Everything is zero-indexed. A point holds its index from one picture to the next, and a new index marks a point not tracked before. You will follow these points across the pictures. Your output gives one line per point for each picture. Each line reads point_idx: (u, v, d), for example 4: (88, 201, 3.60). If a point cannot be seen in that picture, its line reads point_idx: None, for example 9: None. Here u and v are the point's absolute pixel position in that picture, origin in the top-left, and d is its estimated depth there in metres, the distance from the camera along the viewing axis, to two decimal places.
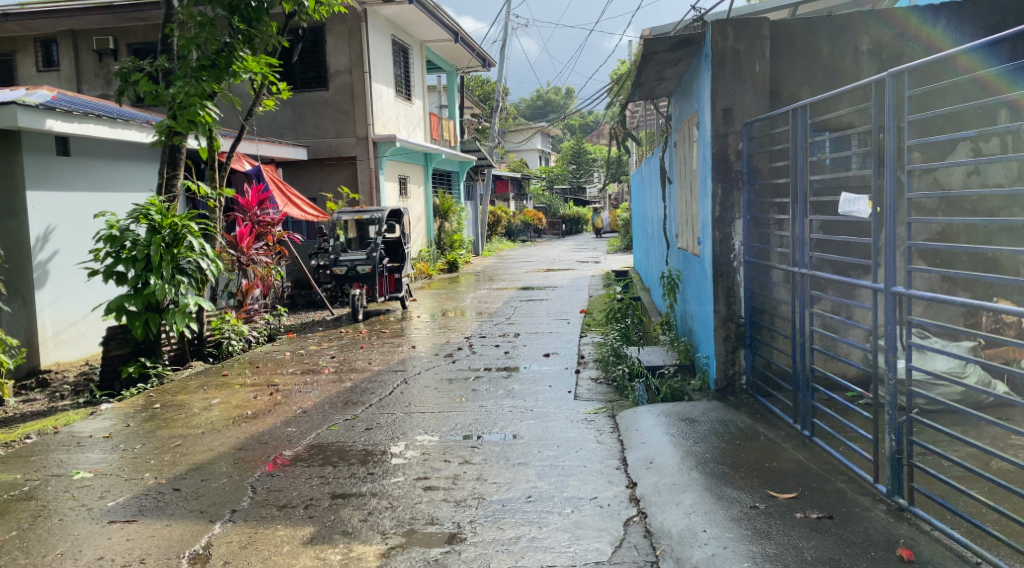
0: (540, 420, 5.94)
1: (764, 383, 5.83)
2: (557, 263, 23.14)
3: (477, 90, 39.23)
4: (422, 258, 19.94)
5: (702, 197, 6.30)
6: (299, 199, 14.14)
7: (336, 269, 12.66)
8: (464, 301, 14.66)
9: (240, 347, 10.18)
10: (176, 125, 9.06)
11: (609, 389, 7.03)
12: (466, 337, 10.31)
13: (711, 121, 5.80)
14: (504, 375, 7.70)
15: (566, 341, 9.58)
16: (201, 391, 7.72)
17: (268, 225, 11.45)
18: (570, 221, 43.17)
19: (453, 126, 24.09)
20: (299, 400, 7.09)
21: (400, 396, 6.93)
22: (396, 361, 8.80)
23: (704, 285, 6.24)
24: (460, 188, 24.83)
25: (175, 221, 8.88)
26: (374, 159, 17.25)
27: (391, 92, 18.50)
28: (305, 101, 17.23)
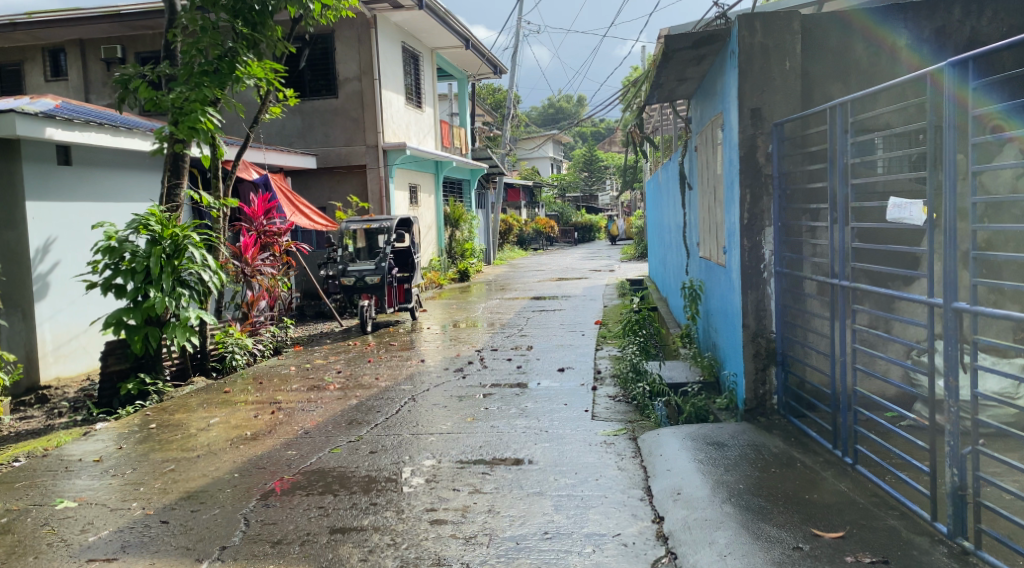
0: (557, 443, 5.56)
1: (797, 404, 5.44)
2: (570, 271, 22.78)
3: (488, 98, 38.99)
4: (433, 267, 19.62)
5: (728, 203, 5.91)
6: (307, 208, 13.84)
7: (344, 280, 12.33)
8: (475, 312, 14.31)
9: (244, 361, 9.84)
10: (178, 134, 8.76)
11: (629, 407, 6.64)
12: (477, 350, 9.96)
13: (738, 122, 5.42)
14: (519, 392, 7.32)
15: (581, 355, 9.20)
16: (201, 409, 7.39)
17: (274, 235, 11.12)
18: (582, 229, 42.82)
19: (464, 134, 23.80)
20: (301, 419, 6.75)
21: (407, 415, 6.57)
22: (404, 376, 8.44)
23: (731, 298, 5.85)
24: (471, 197, 24.52)
25: (175, 231, 8.57)
26: (384, 167, 16.94)
27: (401, 100, 18.23)
28: (315, 109, 16.98)
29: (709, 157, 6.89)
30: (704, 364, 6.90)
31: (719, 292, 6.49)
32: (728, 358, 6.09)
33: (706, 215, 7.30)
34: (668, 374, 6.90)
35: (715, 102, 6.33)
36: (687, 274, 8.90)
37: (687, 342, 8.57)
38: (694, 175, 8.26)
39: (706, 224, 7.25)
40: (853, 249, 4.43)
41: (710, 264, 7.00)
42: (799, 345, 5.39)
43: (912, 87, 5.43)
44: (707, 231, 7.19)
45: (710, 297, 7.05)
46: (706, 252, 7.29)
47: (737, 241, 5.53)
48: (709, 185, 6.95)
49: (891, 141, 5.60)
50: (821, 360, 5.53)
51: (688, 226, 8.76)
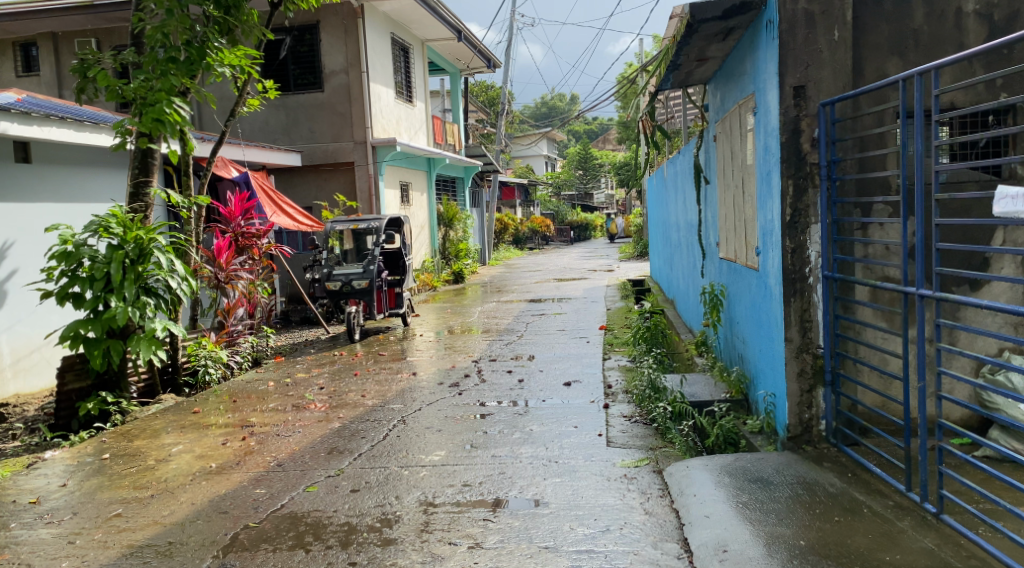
0: (569, 478, 4.78)
1: (849, 430, 4.69)
2: (567, 272, 21.98)
3: (482, 96, 38.24)
4: (426, 269, 18.80)
5: (764, 197, 5.13)
6: (290, 208, 13.04)
7: (329, 284, 11.50)
8: (471, 316, 13.53)
9: (218, 376, 9.02)
10: (141, 126, 7.89)
11: (648, 429, 5.87)
12: (474, 360, 9.17)
13: (779, 102, 4.63)
14: (521, 412, 6.52)
15: (588, 367, 8.40)
16: (165, 433, 6.59)
17: (253, 237, 10.38)
18: (578, 228, 42.07)
19: (457, 131, 23.00)
20: (276, 446, 5.95)
21: (396, 442, 5.78)
22: (394, 393, 7.63)
23: (769, 306, 5.07)
24: (465, 195, 23.72)
25: (139, 234, 7.75)
26: (373, 165, 16.14)
27: (391, 94, 17.42)
28: (299, 104, 16.18)
29: (734, 145, 6.13)
30: (729, 380, 6.15)
31: (748, 298, 5.74)
32: (761, 374, 5.34)
33: (729, 211, 6.55)
34: (689, 390, 6.15)
35: (745, 82, 5.56)
36: (704, 277, 8.19)
37: (705, 352, 7.84)
38: (712, 167, 7.56)
39: (729, 222, 6.51)
40: (935, 250, 3.66)
41: (736, 266, 6.27)
42: (852, 362, 4.63)
43: (982, 61, 4.66)
44: (731, 229, 6.44)
45: (735, 303, 6.31)
46: (729, 252, 6.56)
47: (777, 241, 4.74)
48: (734, 176, 6.21)
49: (953, 124, 4.84)
50: (876, 378, 4.78)
51: (704, 223, 8.05)
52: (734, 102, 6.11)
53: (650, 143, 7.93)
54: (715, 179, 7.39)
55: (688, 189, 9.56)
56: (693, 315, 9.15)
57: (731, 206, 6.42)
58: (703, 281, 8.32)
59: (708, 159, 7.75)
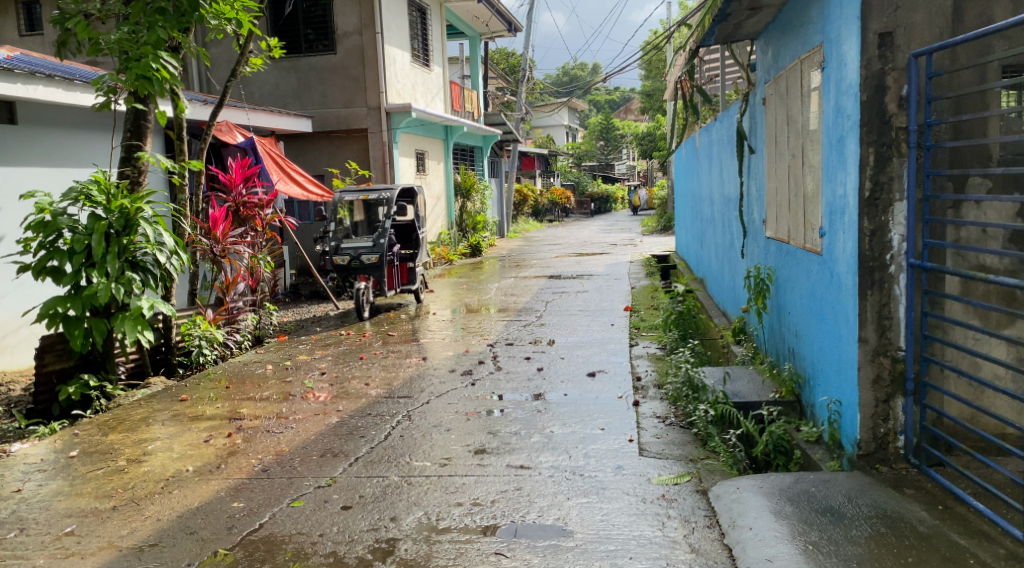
0: (596, 499, 4.07)
1: (934, 449, 3.94)
2: (588, 246, 21.18)
3: (503, 63, 37.30)
4: (441, 242, 18.07)
5: (834, 168, 4.33)
6: (298, 176, 12.33)
7: (336, 259, 10.79)
8: (488, 294, 12.81)
9: (213, 358, 8.25)
10: (126, 84, 7.18)
11: (686, 435, 5.13)
12: (489, 344, 8.46)
13: (860, 53, 3.84)
14: (541, 410, 5.79)
15: (614, 356, 7.64)
16: (145, 424, 5.92)
17: (255, 208, 9.66)
18: (599, 200, 41.15)
19: (476, 97, 22.14)
20: (265, 445, 5.27)
21: (399, 444, 5.09)
22: (401, 381, 6.93)
23: (837, 297, 4.29)
24: (483, 165, 22.89)
25: (124, 203, 7.08)
26: (387, 131, 15.36)
27: (407, 57, 16.60)
28: (311, 67, 15.42)
29: (789, 110, 5.36)
30: (778, 378, 5.43)
31: (804, 286, 5.02)
32: (820, 377, 4.64)
33: (779, 186, 5.82)
34: (732, 388, 5.43)
35: (808, 36, 4.79)
36: (744, 257, 7.46)
37: (744, 343, 7.12)
38: (758, 134, 6.81)
39: (779, 197, 5.78)
40: None
41: (788, 248, 5.55)
42: (940, 367, 3.88)
43: None
44: (782, 207, 5.71)
45: (787, 291, 5.59)
46: (779, 233, 5.84)
47: (854, 221, 3.97)
48: (788, 145, 5.46)
49: None
50: (965, 386, 4.01)
51: (746, 197, 7.31)
52: (791, 60, 5.33)
53: (688, 107, 7.13)
54: (762, 149, 6.66)
55: (727, 160, 8.79)
56: (730, 299, 8.40)
57: (782, 181, 5.71)
58: (743, 262, 7.59)
59: (752, 126, 7.01)
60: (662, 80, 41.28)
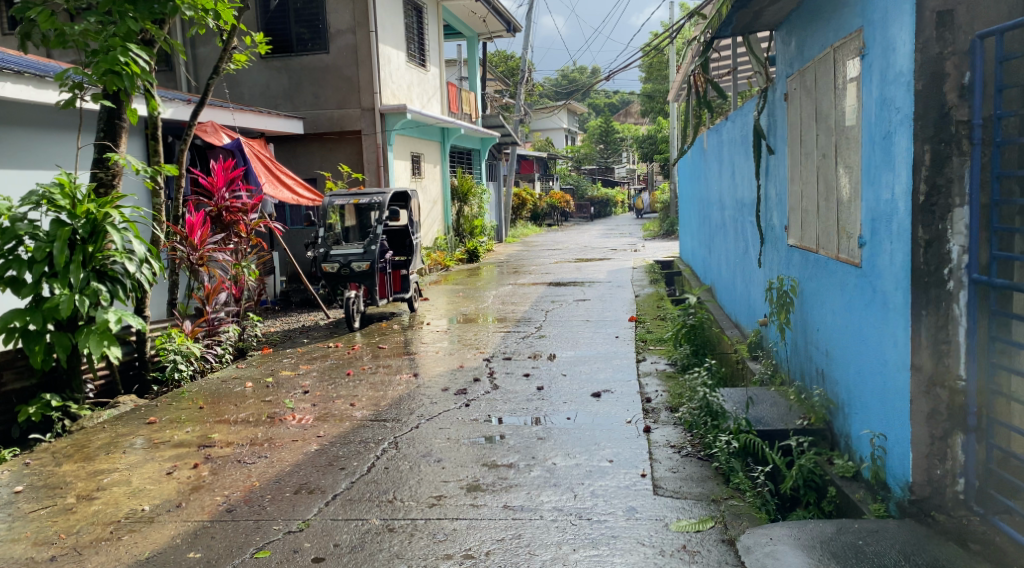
0: (607, 552, 3.55)
1: (1000, 495, 3.39)
2: (588, 251, 20.64)
3: (501, 66, 36.87)
4: (438, 247, 17.54)
5: (878, 169, 3.81)
6: (287, 179, 11.81)
7: (325, 267, 10.21)
8: (485, 302, 12.26)
9: (190, 374, 7.68)
10: (93, 78, 6.62)
11: (706, 468, 4.61)
12: (486, 358, 7.92)
13: (914, 35, 3.33)
14: (543, 436, 5.24)
15: (621, 373, 7.08)
16: (105, 451, 5.37)
17: (238, 212, 9.15)
18: (599, 204, 40.66)
19: (474, 99, 21.61)
20: (234, 478, 4.72)
21: (383, 480, 4.54)
22: (390, 401, 6.38)
23: (882, 316, 3.77)
24: (481, 168, 22.34)
25: (90, 207, 6.52)
26: (382, 134, 14.84)
27: (402, 56, 16.08)
28: (303, 66, 14.89)
29: (818, 107, 4.86)
30: (806, 403, 4.91)
31: (839, 303, 4.51)
32: (859, 406, 4.13)
33: (805, 190, 5.31)
34: (756, 415, 4.91)
35: (844, 22, 4.28)
36: (762, 266, 6.96)
37: (762, 359, 6.61)
38: (777, 133, 6.31)
39: (806, 202, 5.27)
40: None
41: (816, 258, 5.04)
42: (1007, 399, 3.35)
43: None
44: (810, 212, 5.20)
45: (816, 306, 5.07)
46: (806, 242, 5.33)
47: (905, 229, 3.45)
48: (817, 145, 4.96)
49: None
50: None
51: (764, 202, 6.81)
52: (820, 51, 4.83)
53: (702, 104, 6.59)
54: (783, 149, 6.15)
55: (740, 163, 8.28)
56: (745, 311, 7.89)
57: (808, 183, 5.20)
58: (761, 271, 7.09)
59: (770, 124, 6.51)
60: (662, 83, 40.86)
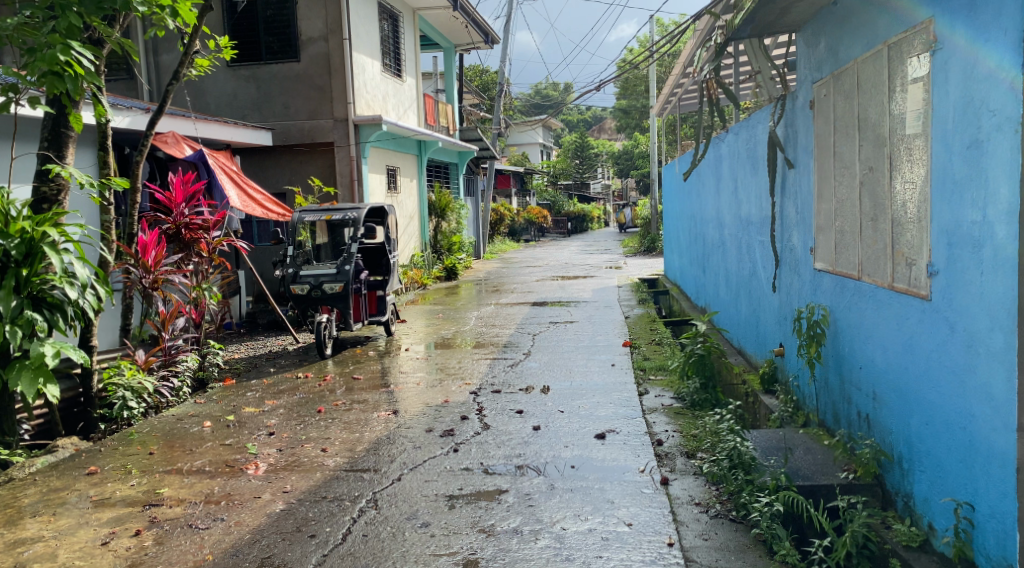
0: None
1: None
2: (569, 268, 20.00)
3: (476, 81, 36.49)
4: (415, 265, 16.83)
5: (959, 185, 3.22)
6: (255, 194, 11.06)
7: (293, 289, 9.40)
8: (466, 325, 11.55)
9: (140, 412, 6.85)
10: (31, 77, 5.84)
11: (743, 536, 3.94)
12: (472, 391, 7.22)
13: None
14: (546, 491, 4.55)
15: (624, 409, 6.41)
16: (32, 511, 4.59)
17: (199, 230, 8.39)
18: (576, 219, 40.17)
19: (451, 112, 20.95)
20: (182, 551, 3.98)
21: (363, 556, 3.84)
22: (367, 445, 5.66)
23: (969, 360, 3.17)
24: (459, 183, 21.66)
25: (25, 226, 5.70)
26: (356, 146, 14.12)
27: (378, 66, 15.40)
28: (272, 75, 14.15)
29: (860, 113, 4.26)
30: (850, 454, 4.26)
31: (893, 340, 3.92)
32: (932, 463, 3.52)
33: (840, 208, 4.72)
34: (796, 469, 4.23)
35: (903, 13, 3.67)
36: (777, 290, 6.37)
37: (781, 395, 6.02)
38: (798, 145, 5.72)
39: (842, 222, 4.68)
40: None
41: (858, 285, 4.44)
42: None
43: None
44: (848, 234, 4.61)
45: (857, 340, 4.47)
46: (842, 267, 4.75)
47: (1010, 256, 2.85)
48: (858, 156, 4.36)
49: None
50: None
51: (780, 220, 6.23)
52: (864, 50, 4.23)
53: (714, 112, 5.94)
54: (804, 162, 5.57)
55: (744, 178, 7.72)
56: (752, 338, 7.30)
57: (847, 201, 4.61)
58: (774, 296, 6.51)
59: (787, 135, 5.93)
60: (639, 98, 40.59)
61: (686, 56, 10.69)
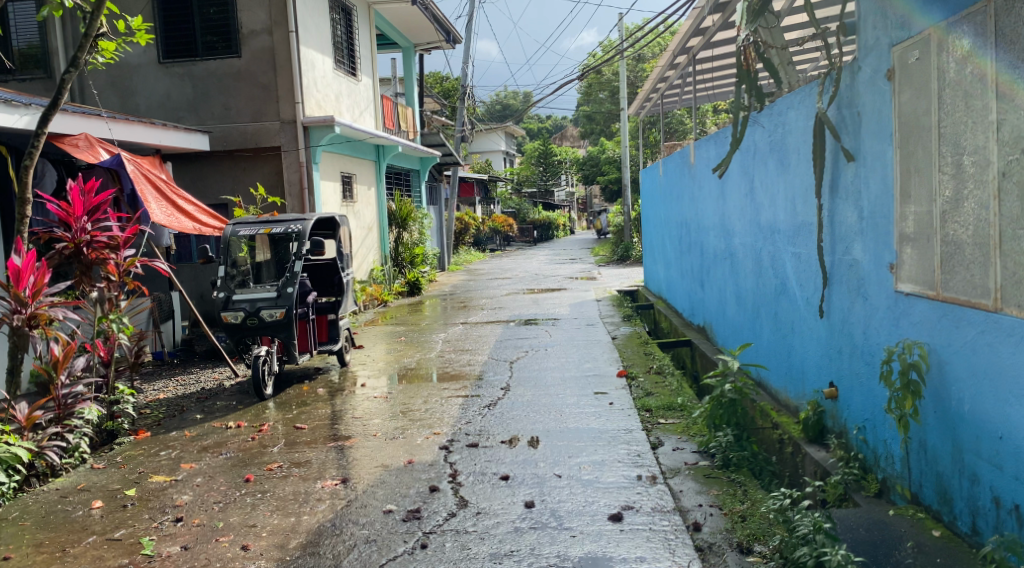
0: None
1: None
2: (540, 280, 18.61)
3: (437, 87, 35.38)
4: (374, 281, 15.41)
5: None
6: (184, 206, 9.57)
7: (225, 317, 7.87)
8: (432, 349, 10.14)
9: (13, 485, 5.30)
10: None
11: None
12: (442, 444, 5.81)
13: None
14: None
15: (638, 470, 5.06)
16: None
17: (106, 249, 6.87)
18: (542, 228, 39.04)
19: (411, 115, 19.53)
20: None
21: None
22: (304, 537, 4.24)
23: None
24: (421, 191, 20.22)
25: None
26: (305, 149, 12.63)
27: (329, 62, 13.93)
28: (209, 73, 12.60)
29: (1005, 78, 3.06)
30: None
31: None
32: None
33: (953, 211, 3.50)
34: None
35: None
36: (823, 315, 5.10)
37: (837, 450, 4.73)
38: (859, 131, 4.46)
39: (961, 233, 3.46)
40: None
41: (994, 321, 3.22)
42: None
43: None
44: (971, 248, 3.39)
45: (989, 398, 3.25)
46: (953, 291, 3.48)
47: None
48: (997, 137, 3.16)
49: None
50: None
51: (828, 229, 4.97)
52: None
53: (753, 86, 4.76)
54: (871, 152, 4.32)
55: (762, 179, 6.46)
56: (781, 371, 6.02)
57: (969, 197, 3.39)
58: (819, 322, 5.24)
59: (841, 119, 4.66)
60: (603, 102, 39.53)
61: (676, 44, 9.44)
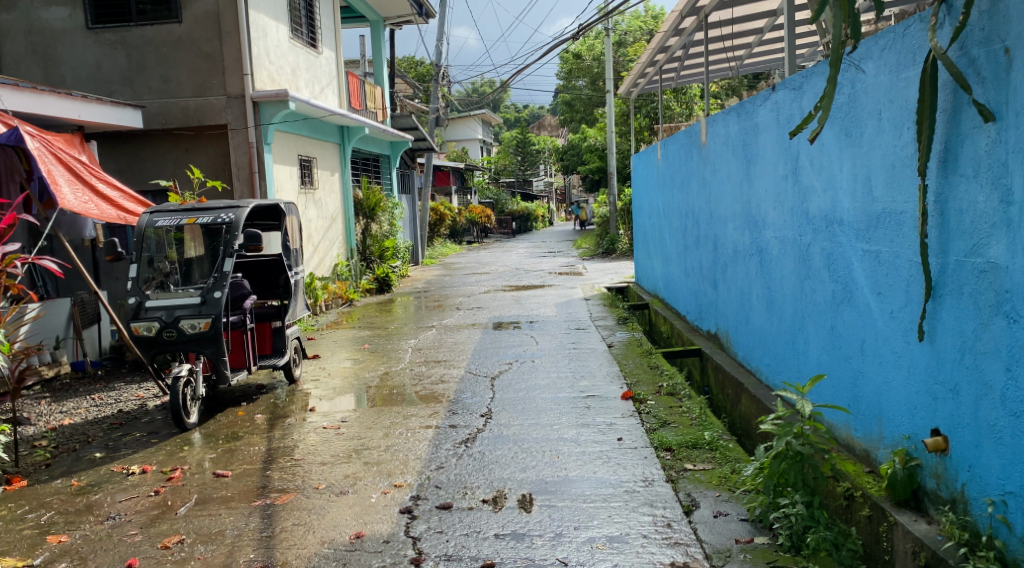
0: None
1: None
2: (521, 275, 17.15)
3: (410, 72, 33.82)
4: (337, 277, 13.94)
5: None
6: (104, 190, 8.00)
7: (135, 328, 6.38)
8: (400, 360, 8.67)
9: None
10: None
11: None
12: (403, 504, 4.39)
13: None
14: None
15: (673, 556, 3.66)
16: None
17: None
18: (520, 219, 37.59)
19: (380, 96, 17.96)
20: None
21: None
22: None
23: None
24: (392, 178, 18.72)
25: None
26: (255, 129, 11.06)
27: (284, 31, 12.33)
28: (145, 40, 10.97)
29: None
30: None
31: None
32: None
33: None
34: None
35: None
36: (924, 337, 3.72)
37: (954, 529, 3.36)
38: (1004, 79, 3.06)
39: None
40: None
41: None
42: None
43: None
44: None
45: None
46: None
47: None
48: None
49: None
50: None
51: (935, 220, 3.58)
52: None
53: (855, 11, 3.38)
54: None
55: (814, 156, 5.05)
56: (844, 403, 4.63)
57: None
58: (914, 346, 3.85)
59: (967, 62, 3.28)
60: (582, 89, 38.09)
61: (686, 5, 7.84)
